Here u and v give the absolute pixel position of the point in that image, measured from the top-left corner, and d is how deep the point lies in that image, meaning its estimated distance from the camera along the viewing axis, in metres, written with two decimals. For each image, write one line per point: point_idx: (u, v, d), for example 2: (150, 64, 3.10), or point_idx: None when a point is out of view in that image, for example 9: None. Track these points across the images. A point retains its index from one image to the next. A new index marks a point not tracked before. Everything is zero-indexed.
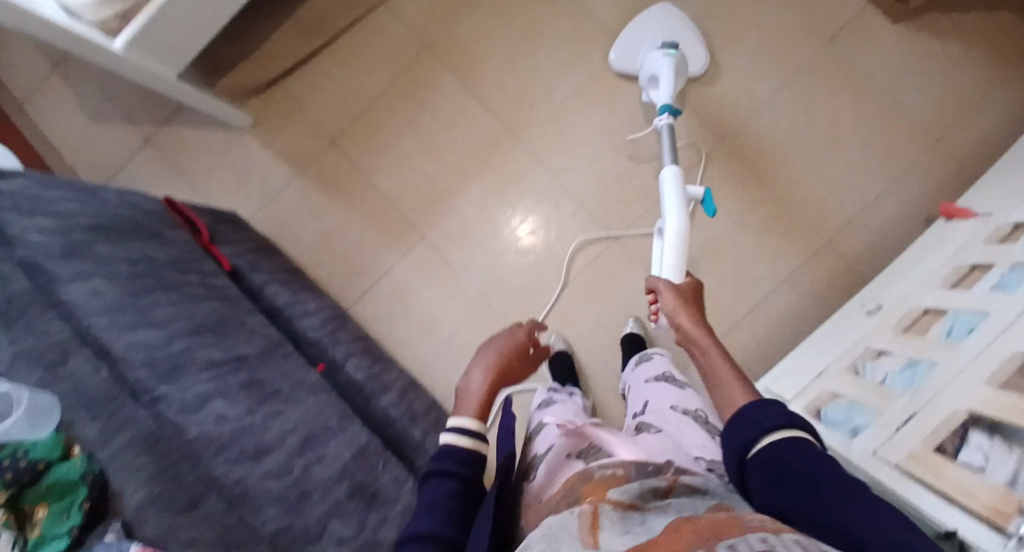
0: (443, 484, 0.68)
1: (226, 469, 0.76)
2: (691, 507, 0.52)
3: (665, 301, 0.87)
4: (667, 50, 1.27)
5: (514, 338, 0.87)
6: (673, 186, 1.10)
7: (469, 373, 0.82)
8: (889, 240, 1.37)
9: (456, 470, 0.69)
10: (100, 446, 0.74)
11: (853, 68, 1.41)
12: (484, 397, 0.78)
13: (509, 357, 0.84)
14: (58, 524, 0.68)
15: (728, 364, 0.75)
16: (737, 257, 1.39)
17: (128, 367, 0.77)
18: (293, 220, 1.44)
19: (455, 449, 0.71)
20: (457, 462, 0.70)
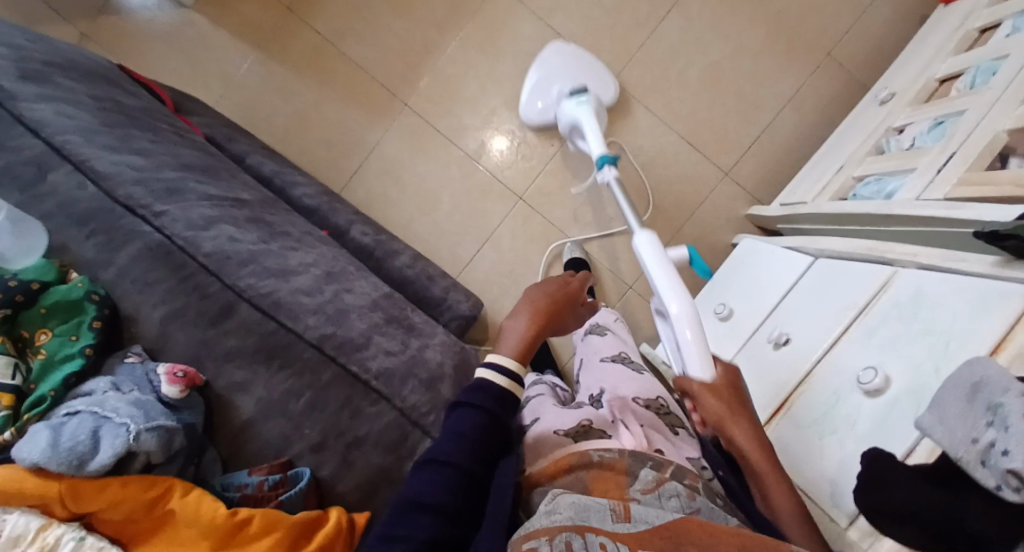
0: (466, 417, 0.56)
1: (250, 284, 0.67)
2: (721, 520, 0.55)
3: (704, 408, 0.65)
4: (578, 96, 1.18)
5: (568, 287, 0.71)
6: (656, 249, 0.81)
7: (513, 314, 0.66)
8: (887, 42, 1.29)
9: (486, 406, 0.56)
10: (103, 266, 0.65)
11: None
12: (530, 343, 0.63)
13: (563, 302, 0.68)
14: (68, 346, 0.59)
15: (795, 508, 0.60)
16: (740, 81, 1.30)
17: (116, 186, 0.66)
18: (263, 103, 1.33)
19: (488, 386, 0.57)
20: (488, 397, 0.57)
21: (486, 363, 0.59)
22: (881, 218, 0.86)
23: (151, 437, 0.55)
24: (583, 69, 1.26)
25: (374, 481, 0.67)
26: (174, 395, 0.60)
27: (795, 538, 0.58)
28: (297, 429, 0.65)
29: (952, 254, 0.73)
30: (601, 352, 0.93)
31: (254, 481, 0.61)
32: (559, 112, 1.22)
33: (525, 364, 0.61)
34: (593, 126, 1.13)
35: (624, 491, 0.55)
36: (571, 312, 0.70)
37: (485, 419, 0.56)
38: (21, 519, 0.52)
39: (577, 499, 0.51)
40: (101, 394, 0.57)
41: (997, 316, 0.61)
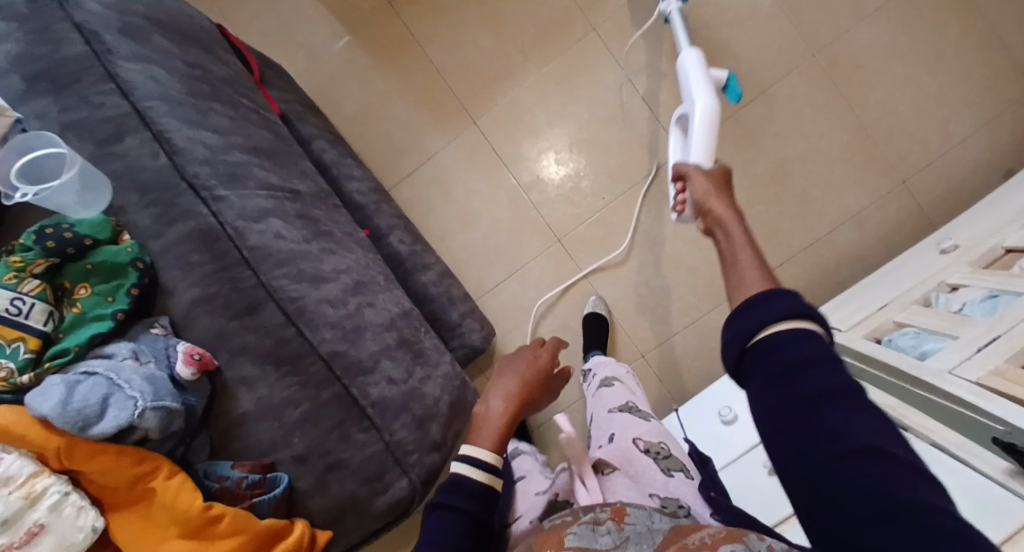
0: (444, 517, 0.61)
1: (281, 285, 0.70)
2: (651, 536, 0.50)
3: (693, 189, 0.63)
4: None
5: (537, 363, 0.81)
6: (702, 77, 0.87)
7: (489, 398, 0.75)
8: (967, 185, 1.25)
9: (465, 508, 0.62)
10: (153, 236, 0.67)
11: None
12: (503, 426, 0.71)
13: (533, 386, 0.78)
14: (101, 306, 0.62)
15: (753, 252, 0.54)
16: (805, 185, 1.28)
17: (185, 161, 0.69)
18: (341, 84, 1.36)
19: (464, 480, 0.65)
20: (462, 495, 0.63)
21: (468, 456, 0.64)
22: (908, 378, 0.84)
23: (154, 416, 0.58)
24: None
25: (343, 506, 0.68)
26: (186, 376, 0.63)
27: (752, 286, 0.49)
28: (287, 436, 0.67)
29: (970, 443, 0.71)
30: (609, 402, 0.95)
31: (234, 476, 0.63)
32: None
33: (499, 452, 0.68)
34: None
35: (561, 535, 0.51)
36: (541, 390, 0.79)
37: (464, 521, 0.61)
38: (15, 461, 0.55)
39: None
40: (119, 360, 0.60)
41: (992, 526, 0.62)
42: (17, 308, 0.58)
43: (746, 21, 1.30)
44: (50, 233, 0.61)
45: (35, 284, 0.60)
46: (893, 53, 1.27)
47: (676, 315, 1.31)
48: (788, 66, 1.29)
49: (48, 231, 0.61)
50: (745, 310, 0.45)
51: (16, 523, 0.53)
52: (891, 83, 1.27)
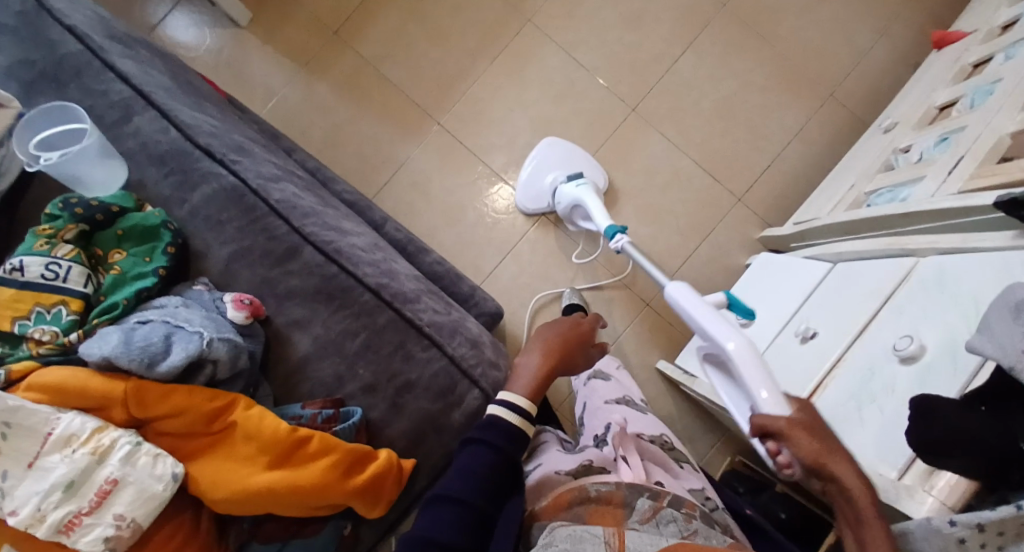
0: (482, 457, 0.59)
1: (313, 231, 0.69)
2: (717, 538, 0.58)
3: (796, 446, 0.59)
4: (577, 180, 1.26)
5: (578, 329, 0.76)
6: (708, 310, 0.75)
7: (525, 355, 0.72)
8: (884, 84, 1.40)
9: (497, 443, 0.61)
10: (178, 203, 0.68)
11: None
12: (539, 380, 0.68)
13: (571, 342, 0.75)
14: (141, 265, 0.61)
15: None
16: (752, 113, 1.39)
17: (195, 133, 0.70)
18: (303, 117, 1.41)
19: (500, 424, 0.62)
20: (503, 437, 0.61)
21: (501, 402, 0.63)
22: (900, 218, 0.91)
23: (223, 345, 0.55)
24: (574, 154, 1.36)
25: (421, 429, 0.66)
26: (240, 320, 0.61)
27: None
28: (351, 369, 0.66)
29: (970, 236, 0.77)
30: (605, 394, 0.96)
31: (308, 412, 0.61)
32: (558, 196, 1.28)
33: (534, 400, 0.65)
34: (597, 205, 1.19)
35: (622, 522, 0.57)
36: (580, 349, 0.75)
37: (494, 456, 0.60)
38: (77, 419, 0.51)
39: (573, 529, 0.54)
40: (171, 308, 0.58)
41: None
42: (54, 272, 0.55)
43: None
44: (76, 201, 0.60)
45: (68, 248, 0.57)
46: None
47: (670, 257, 1.36)
48: (708, 15, 1.42)
49: (74, 199, 0.59)
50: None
51: (85, 485, 0.49)
52: (798, 12, 1.42)
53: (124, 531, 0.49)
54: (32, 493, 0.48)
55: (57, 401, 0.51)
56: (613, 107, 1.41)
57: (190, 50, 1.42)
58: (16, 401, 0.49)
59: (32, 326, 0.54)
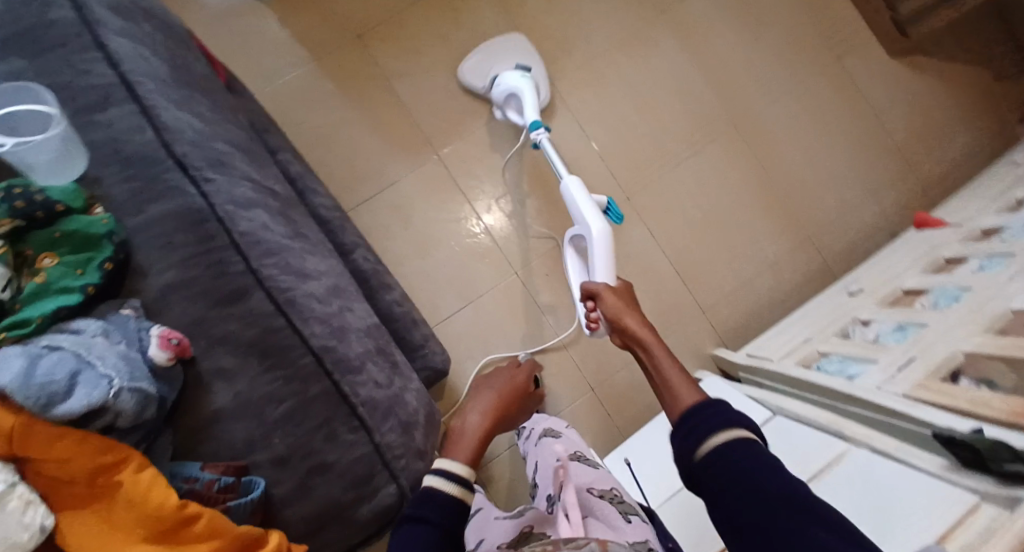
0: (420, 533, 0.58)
1: (271, 275, 0.66)
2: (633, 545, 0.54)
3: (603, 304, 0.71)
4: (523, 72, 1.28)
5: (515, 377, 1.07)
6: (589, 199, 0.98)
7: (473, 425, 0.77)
8: (862, 241, 1.46)
9: (433, 519, 0.61)
10: (131, 212, 0.62)
11: (855, 84, 1.47)
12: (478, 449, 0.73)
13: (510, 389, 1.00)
14: (69, 278, 0.55)
15: (679, 364, 0.57)
16: (737, 234, 1.41)
17: (173, 140, 0.66)
18: (301, 108, 1.35)
19: (437, 495, 0.63)
20: (437, 511, 0.61)
21: (438, 471, 0.66)
22: (844, 396, 0.93)
23: (131, 398, 0.51)
24: (524, 53, 1.35)
25: (324, 514, 0.63)
26: (162, 360, 0.55)
27: (684, 398, 0.53)
28: (265, 437, 0.61)
29: (906, 445, 0.80)
30: (557, 449, 0.93)
31: (205, 478, 0.55)
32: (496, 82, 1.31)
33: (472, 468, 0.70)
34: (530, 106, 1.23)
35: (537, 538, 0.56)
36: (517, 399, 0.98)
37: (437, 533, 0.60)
38: None
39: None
40: (87, 336, 0.53)
41: (951, 507, 0.66)
42: None
43: (689, 86, 1.41)
44: (19, 192, 0.54)
45: None
46: (804, 127, 1.45)
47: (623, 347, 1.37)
48: (723, 128, 1.43)
49: (18, 189, 0.54)
50: (689, 426, 0.48)
51: None
52: (802, 152, 1.45)
53: None
54: None
55: None
56: (609, 190, 1.38)
57: (203, 8, 1.36)
58: None
59: None
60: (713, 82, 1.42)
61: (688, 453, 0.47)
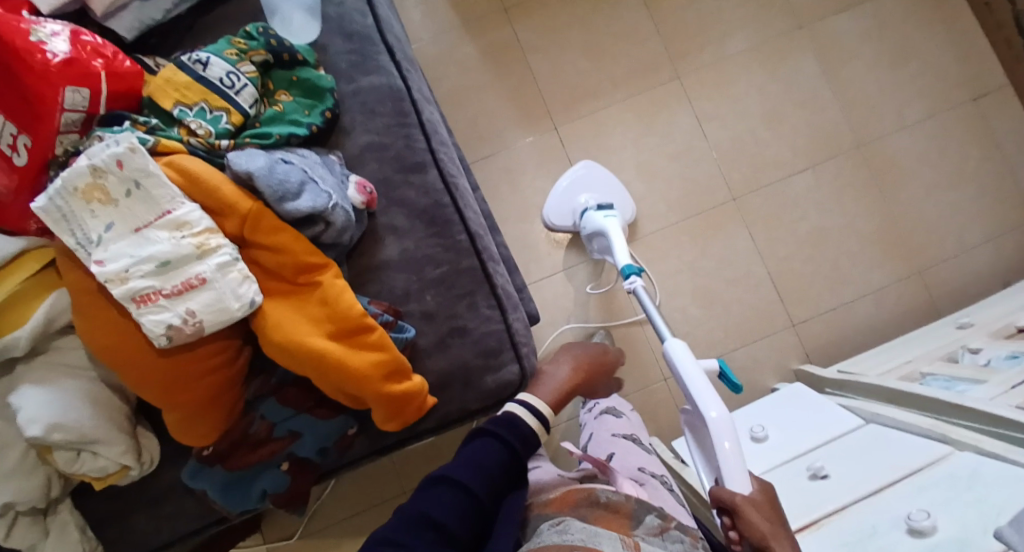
0: (491, 449, 0.52)
1: (445, 158, 0.73)
2: None
3: (748, 525, 0.53)
4: (606, 210, 1.22)
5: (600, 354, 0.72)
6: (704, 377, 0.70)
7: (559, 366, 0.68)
8: (971, 286, 1.39)
9: (511, 442, 0.53)
10: (345, 80, 0.71)
11: (989, 127, 1.43)
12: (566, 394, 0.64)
13: (601, 371, 0.72)
14: (298, 115, 0.64)
15: None
16: (839, 254, 1.40)
17: (386, 30, 0.75)
18: (440, 66, 1.46)
19: (518, 424, 0.55)
20: (517, 435, 0.54)
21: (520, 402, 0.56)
22: (950, 406, 0.90)
23: (342, 214, 0.58)
24: (608, 186, 1.36)
25: (454, 375, 0.68)
26: (357, 201, 0.64)
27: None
28: (420, 291, 0.68)
29: (1016, 450, 0.77)
30: (614, 428, 0.96)
31: (373, 309, 0.64)
32: (583, 217, 1.26)
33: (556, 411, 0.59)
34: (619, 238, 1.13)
35: (631, 531, 0.51)
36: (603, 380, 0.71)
37: (508, 455, 0.53)
38: (197, 211, 0.53)
39: (587, 526, 0.50)
40: (310, 162, 0.61)
41: None
42: (230, 82, 0.59)
43: (814, 102, 1.43)
44: (274, 34, 0.63)
45: (251, 69, 0.61)
46: (927, 160, 1.42)
47: (706, 343, 1.36)
48: (842, 148, 1.43)
49: (273, 31, 0.63)
50: None
51: (175, 270, 0.51)
52: (920, 185, 1.41)
53: (185, 328, 0.51)
54: (125, 254, 0.50)
55: (185, 188, 0.53)
56: (717, 189, 1.41)
57: None
58: (154, 168, 0.51)
59: (188, 117, 0.57)
60: (839, 101, 1.43)
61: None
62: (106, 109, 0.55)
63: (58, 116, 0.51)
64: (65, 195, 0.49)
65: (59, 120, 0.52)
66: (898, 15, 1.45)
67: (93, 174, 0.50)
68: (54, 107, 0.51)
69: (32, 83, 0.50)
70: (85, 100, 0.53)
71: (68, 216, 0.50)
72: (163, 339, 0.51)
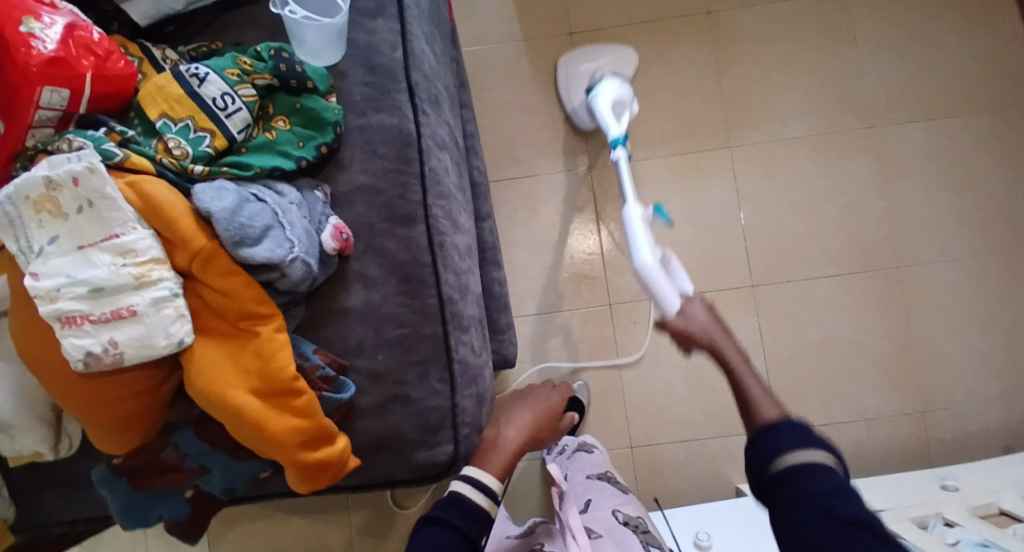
0: (437, 534, 0.57)
1: (436, 215, 0.69)
2: None
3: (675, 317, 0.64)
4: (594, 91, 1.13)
5: (540, 410, 0.78)
6: (645, 223, 0.88)
7: (506, 426, 0.72)
8: (971, 446, 1.26)
9: (458, 524, 0.58)
10: (356, 112, 0.68)
11: None
12: (511, 460, 0.68)
13: (539, 424, 0.77)
14: (291, 146, 0.61)
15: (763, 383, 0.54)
16: (845, 374, 1.28)
17: (413, 66, 0.71)
18: (486, 76, 1.32)
19: (464, 503, 0.60)
20: (462, 515, 0.59)
21: (463, 477, 0.62)
22: None
23: (300, 268, 0.56)
24: (602, 63, 1.25)
25: (386, 439, 0.66)
26: (328, 248, 0.61)
27: (763, 415, 0.51)
28: (373, 348, 0.66)
29: None
30: (587, 468, 0.94)
31: (314, 361, 0.61)
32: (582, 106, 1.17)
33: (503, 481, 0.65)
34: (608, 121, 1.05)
35: None
36: (548, 427, 0.79)
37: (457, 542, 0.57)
38: (148, 239, 0.51)
39: None
40: (285, 201, 0.59)
41: None
42: (223, 104, 0.57)
43: (866, 213, 1.30)
44: (285, 57, 0.60)
45: (250, 92, 0.58)
46: (961, 303, 1.28)
47: None
48: (883, 267, 1.29)
49: (285, 55, 0.60)
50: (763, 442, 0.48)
51: (108, 298, 0.49)
52: (948, 327, 1.28)
53: (105, 357, 0.50)
54: (62, 271, 0.49)
55: (142, 212, 0.52)
56: (733, 273, 1.29)
57: None
58: (112, 191, 0.50)
59: (169, 132, 0.56)
60: (896, 218, 1.29)
61: (760, 458, 0.48)
62: (86, 110, 0.54)
63: (32, 113, 0.51)
64: (16, 202, 0.48)
65: (33, 117, 0.51)
66: (985, 143, 1.30)
67: (47, 186, 0.49)
68: (28, 103, 0.50)
69: (16, 77, 0.49)
70: (64, 100, 0.52)
71: (14, 223, 0.49)
72: (80, 364, 0.50)
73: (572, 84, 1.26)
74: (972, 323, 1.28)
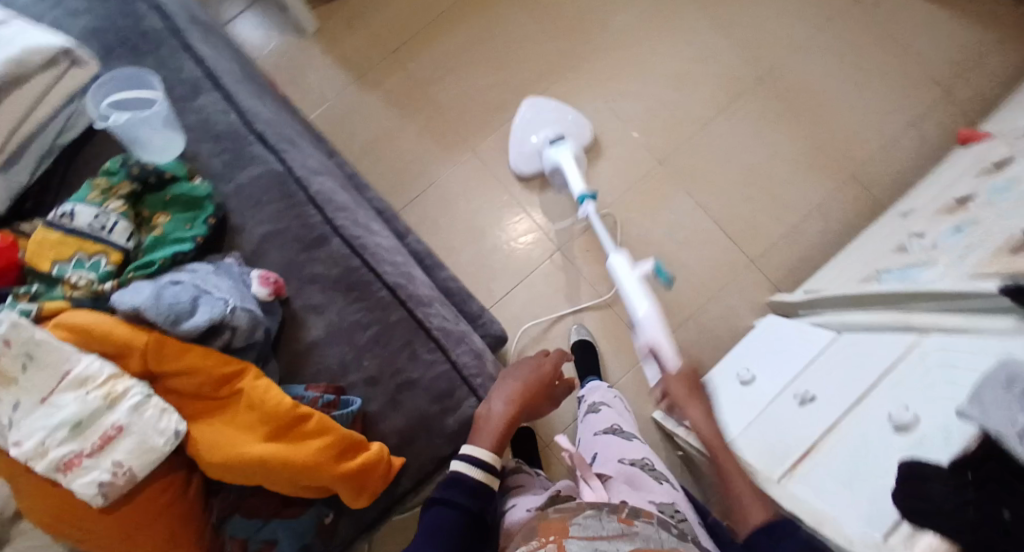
0: (443, 515, 0.57)
1: (342, 222, 0.73)
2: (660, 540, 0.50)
3: None
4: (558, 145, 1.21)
5: (541, 370, 0.71)
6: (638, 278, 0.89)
7: (493, 398, 0.67)
8: (915, 173, 1.30)
9: (460, 502, 0.58)
10: (224, 180, 0.72)
11: (892, 28, 1.36)
12: (506, 431, 0.64)
13: (534, 389, 0.69)
14: (181, 231, 0.64)
15: None
16: (783, 180, 1.31)
17: (253, 119, 0.75)
18: (346, 125, 1.36)
19: (461, 480, 0.59)
20: (464, 493, 0.58)
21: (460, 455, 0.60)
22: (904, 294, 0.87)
23: (245, 314, 0.58)
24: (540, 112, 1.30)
25: (414, 429, 0.68)
26: (263, 296, 0.64)
27: None
28: (357, 359, 0.68)
29: (978, 320, 0.74)
30: (594, 426, 0.89)
31: (310, 395, 0.63)
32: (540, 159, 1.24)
33: (499, 452, 0.62)
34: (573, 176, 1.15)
35: (567, 520, 0.52)
36: (544, 394, 0.70)
37: (460, 516, 0.57)
38: (95, 361, 0.53)
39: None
40: (202, 274, 0.61)
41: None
42: (101, 223, 0.59)
43: (717, 49, 1.38)
44: (133, 162, 0.64)
45: (119, 203, 0.61)
46: (835, 75, 1.35)
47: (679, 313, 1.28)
48: (759, 81, 1.36)
49: (132, 160, 0.63)
50: None
51: (89, 427, 0.51)
52: (840, 97, 1.34)
53: (117, 479, 0.50)
54: (38, 427, 0.50)
55: (80, 342, 0.54)
56: (641, 158, 1.33)
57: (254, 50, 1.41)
58: (43, 336, 0.51)
59: (68, 271, 0.57)
60: (745, 42, 1.38)
61: None
62: None
63: None
64: None
65: None
66: None
67: None
68: None
69: None
70: None
71: None
72: (100, 498, 0.50)
73: (526, 136, 1.29)
74: (859, 82, 1.34)
